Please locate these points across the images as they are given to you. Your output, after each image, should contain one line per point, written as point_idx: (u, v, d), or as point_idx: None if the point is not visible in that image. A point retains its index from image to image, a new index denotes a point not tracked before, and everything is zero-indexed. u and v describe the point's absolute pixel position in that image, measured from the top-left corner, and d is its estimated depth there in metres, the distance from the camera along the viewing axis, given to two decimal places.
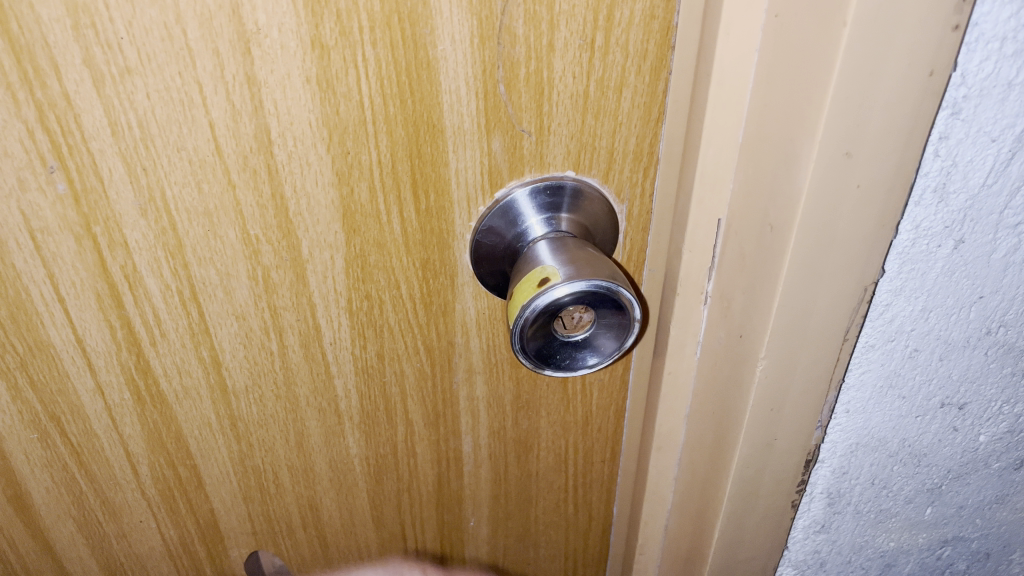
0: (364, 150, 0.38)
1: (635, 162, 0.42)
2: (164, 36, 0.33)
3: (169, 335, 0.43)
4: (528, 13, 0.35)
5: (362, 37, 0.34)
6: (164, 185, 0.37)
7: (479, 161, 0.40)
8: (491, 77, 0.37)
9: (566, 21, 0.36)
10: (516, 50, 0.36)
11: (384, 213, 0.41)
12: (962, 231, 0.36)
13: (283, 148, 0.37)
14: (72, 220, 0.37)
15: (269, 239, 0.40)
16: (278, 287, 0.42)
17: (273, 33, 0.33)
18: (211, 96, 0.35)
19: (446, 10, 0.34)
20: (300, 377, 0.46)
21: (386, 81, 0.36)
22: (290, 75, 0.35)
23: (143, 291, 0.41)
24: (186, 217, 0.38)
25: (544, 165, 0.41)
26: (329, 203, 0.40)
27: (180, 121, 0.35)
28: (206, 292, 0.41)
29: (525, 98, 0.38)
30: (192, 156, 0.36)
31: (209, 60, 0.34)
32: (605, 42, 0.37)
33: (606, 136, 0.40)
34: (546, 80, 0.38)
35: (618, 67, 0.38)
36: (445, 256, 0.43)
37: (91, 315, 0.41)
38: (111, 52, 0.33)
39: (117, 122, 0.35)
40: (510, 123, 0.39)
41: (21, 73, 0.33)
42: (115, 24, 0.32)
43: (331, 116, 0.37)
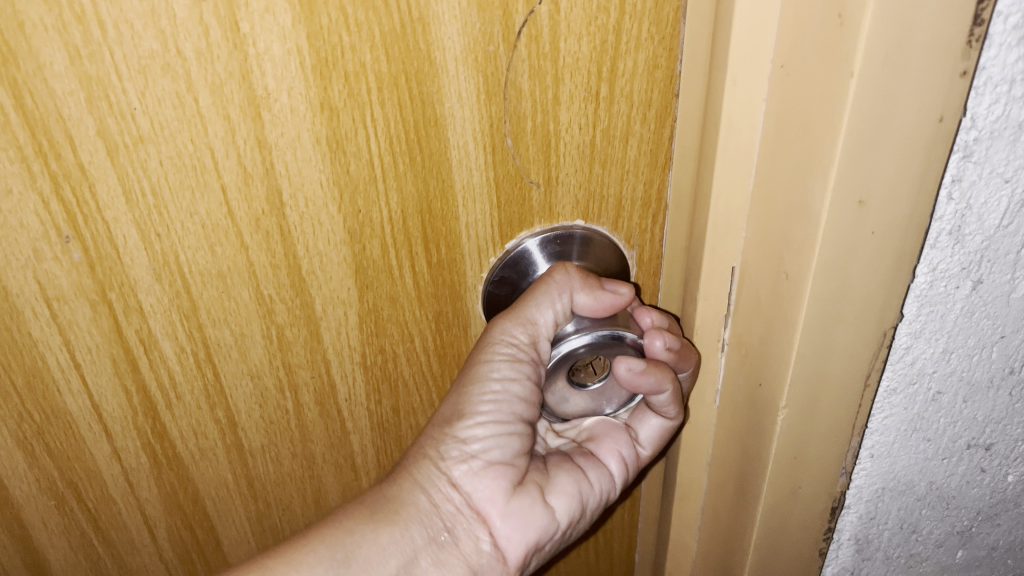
0: (375, 207, 0.38)
1: (644, 208, 0.42)
2: (176, 104, 0.33)
3: (185, 398, 0.43)
4: (533, 68, 0.36)
5: (370, 97, 0.35)
6: (178, 250, 0.37)
7: (488, 214, 0.40)
8: (498, 132, 0.38)
9: (569, 74, 0.36)
10: (522, 105, 0.37)
11: (396, 268, 0.41)
12: (981, 272, 0.35)
13: (295, 209, 0.38)
14: (87, 287, 0.37)
15: (283, 298, 0.40)
16: (292, 345, 0.42)
17: (283, 97, 0.34)
18: (223, 160, 0.35)
19: (452, 69, 0.35)
20: (316, 433, 0.46)
21: (395, 139, 0.37)
22: (301, 137, 0.35)
23: (158, 355, 0.40)
24: (200, 280, 0.39)
25: (553, 215, 0.41)
26: (341, 260, 0.40)
27: (192, 187, 0.36)
28: (221, 353, 0.41)
29: (533, 149, 0.38)
30: (205, 219, 0.37)
31: (220, 126, 0.34)
32: (610, 92, 0.37)
33: (614, 184, 0.41)
34: (552, 131, 0.38)
35: (623, 116, 0.38)
36: (457, 307, 0.43)
37: (107, 380, 0.41)
38: (124, 122, 0.33)
39: (131, 190, 0.35)
40: (518, 175, 0.39)
41: (36, 145, 0.33)
42: (128, 95, 0.33)
43: (341, 175, 0.37)
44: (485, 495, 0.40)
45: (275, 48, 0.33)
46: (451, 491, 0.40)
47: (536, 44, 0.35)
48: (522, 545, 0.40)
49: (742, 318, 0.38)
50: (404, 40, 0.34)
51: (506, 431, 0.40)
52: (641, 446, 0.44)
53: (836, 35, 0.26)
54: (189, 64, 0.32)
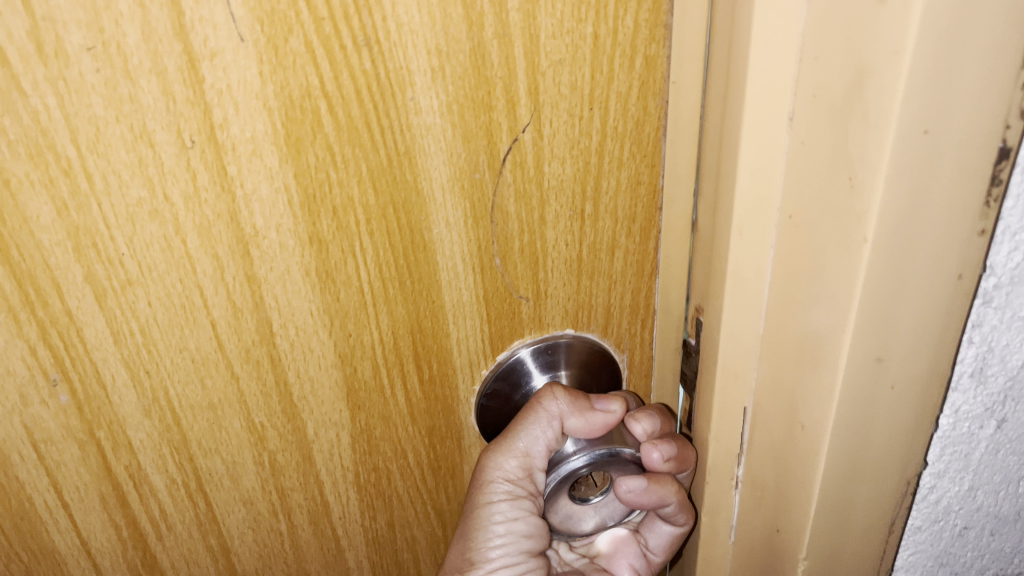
0: (365, 330, 0.38)
1: (632, 314, 0.42)
2: (164, 247, 0.33)
3: (176, 527, 0.42)
4: (519, 191, 0.36)
5: (358, 228, 0.35)
6: (167, 385, 0.37)
7: (479, 330, 0.40)
8: (485, 252, 0.38)
9: (555, 195, 0.37)
10: (508, 226, 0.37)
11: (388, 388, 0.41)
12: (1003, 412, 0.36)
13: (285, 337, 0.37)
14: (75, 426, 0.37)
15: (274, 424, 0.40)
16: (284, 469, 0.42)
17: (271, 233, 0.34)
18: (212, 297, 0.35)
19: (439, 196, 0.35)
20: (310, 552, 0.46)
21: (384, 265, 0.37)
22: (290, 270, 0.35)
23: (148, 488, 0.40)
24: (190, 413, 0.38)
25: (544, 327, 0.41)
26: (333, 383, 0.39)
27: (181, 324, 0.35)
28: (213, 482, 0.41)
29: (521, 266, 0.39)
30: (195, 355, 0.36)
31: (209, 264, 0.34)
32: (594, 210, 0.38)
33: (602, 295, 0.41)
34: (539, 248, 0.38)
35: (608, 231, 0.39)
36: (449, 419, 0.43)
37: (96, 517, 0.40)
38: (112, 267, 0.33)
39: (118, 332, 0.35)
40: (507, 291, 0.39)
41: (22, 296, 0.33)
42: (116, 241, 0.33)
43: (332, 304, 0.37)
44: None
45: (262, 188, 0.33)
46: None
47: (521, 169, 0.36)
48: None
49: (753, 450, 0.37)
50: (390, 172, 0.34)
51: (519, 564, 0.43)
52: (651, 553, 0.47)
53: (850, 202, 0.27)
54: (176, 209, 0.32)
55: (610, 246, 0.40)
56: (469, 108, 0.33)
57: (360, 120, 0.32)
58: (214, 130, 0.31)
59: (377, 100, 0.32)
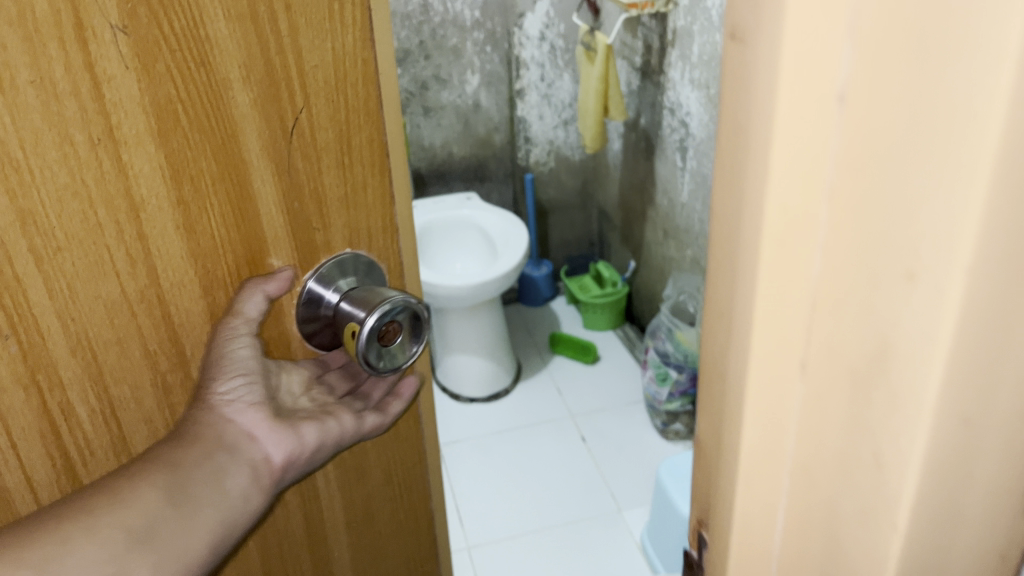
0: (221, 268, 0.46)
1: (384, 230, 0.51)
2: (84, 217, 0.41)
3: (99, 454, 0.47)
4: (309, 137, 0.46)
5: (209, 185, 0.44)
6: (87, 329, 0.44)
7: (291, 257, 0.49)
8: (297, 196, 0.47)
9: (332, 137, 0.46)
10: (302, 165, 0.46)
11: (235, 313, 0.48)
12: None
13: (167, 280, 0.45)
14: (19, 372, 0.43)
15: (164, 354, 0.47)
16: (177, 395, 0.48)
17: (153, 199, 0.43)
18: (121, 258, 0.43)
19: (255, 150, 0.44)
20: None
21: (231, 213, 0.45)
22: (169, 228, 0.44)
23: (77, 420, 0.46)
24: (104, 349, 0.45)
25: (331, 247, 0.50)
26: (202, 314, 0.47)
27: (96, 274, 0.43)
28: (124, 407, 0.47)
29: (314, 202, 0.48)
30: (105, 300, 0.44)
31: (110, 225, 0.42)
32: (351, 147, 0.48)
33: (364, 218, 0.50)
34: (311, 190, 0.47)
35: (366, 159, 0.48)
36: (280, 333, 0.50)
37: (39, 454, 0.45)
38: (46, 236, 0.40)
39: (52, 288, 0.42)
40: (307, 223, 0.48)
41: None
42: (52, 218, 0.40)
43: (200, 245, 0.45)
44: (257, 433, 0.48)
45: (145, 167, 0.42)
46: (240, 431, 0.47)
47: (307, 120, 0.45)
48: (287, 454, 0.49)
49: (784, 538, 0.35)
50: (222, 146, 0.43)
51: (253, 392, 0.48)
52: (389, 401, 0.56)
53: (890, 318, 0.27)
54: (91, 184, 0.40)
55: (363, 184, 0.49)
56: (265, 88, 0.43)
57: (205, 105, 0.42)
58: (103, 123, 0.39)
59: (195, 79, 0.41)
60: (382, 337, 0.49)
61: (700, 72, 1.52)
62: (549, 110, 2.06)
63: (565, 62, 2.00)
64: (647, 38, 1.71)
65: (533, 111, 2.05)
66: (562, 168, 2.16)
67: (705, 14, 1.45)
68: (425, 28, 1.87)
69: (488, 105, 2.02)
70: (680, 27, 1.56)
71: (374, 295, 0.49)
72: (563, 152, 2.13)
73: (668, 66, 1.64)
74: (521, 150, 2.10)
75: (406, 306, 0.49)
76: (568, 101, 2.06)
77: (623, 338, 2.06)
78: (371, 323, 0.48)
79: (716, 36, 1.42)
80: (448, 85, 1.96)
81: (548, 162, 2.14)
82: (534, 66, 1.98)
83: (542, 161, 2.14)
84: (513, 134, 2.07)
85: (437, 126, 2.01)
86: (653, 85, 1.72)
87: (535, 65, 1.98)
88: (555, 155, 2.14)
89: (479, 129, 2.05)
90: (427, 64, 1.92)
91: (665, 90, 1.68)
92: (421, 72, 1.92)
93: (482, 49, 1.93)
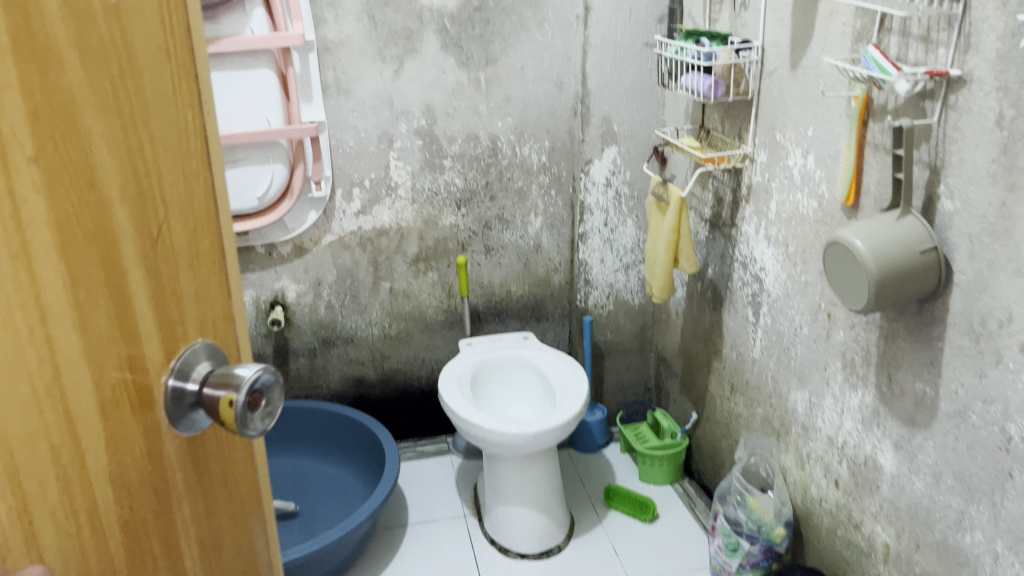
0: (115, 368, 0.45)
1: (220, 320, 0.53)
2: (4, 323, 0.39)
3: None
4: (173, 230, 0.48)
5: (108, 281, 0.44)
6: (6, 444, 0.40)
7: (158, 351, 0.48)
8: (166, 289, 0.48)
9: (187, 230, 0.49)
10: (171, 257, 0.48)
11: (117, 415, 0.46)
12: None
13: (73, 386, 0.43)
14: None
15: (67, 466, 0.44)
16: (84, 509, 0.45)
17: (64, 300, 0.41)
18: (32, 370, 0.41)
19: (143, 241, 0.46)
20: None
21: (125, 311, 0.45)
22: (78, 330, 0.43)
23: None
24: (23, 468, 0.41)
25: (178, 344, 0.49)
26: (99, 419, 0.45)
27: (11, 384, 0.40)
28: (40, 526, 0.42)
29: (176, 293, 0.49)
30: (22, 412, 0.41)
31: (27, 333, 0.40)
32: (197, 236, 0.50)
33: (205, 310, 0.52)
34: (171, 288, 0.48)
35: (206, 249, 0.51)
36: (146, 437, 0.48)
37: None
38: None
39: None
40: (171, 317, 0.48)
41: None
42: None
43: (97, 347, 0.44)
44: None
45: (57, 274, 0.41)
46: None
47: (172, 205, 0.47)
48: None
49: None
50: (114, 252, 0.44)
51: None
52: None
53: None
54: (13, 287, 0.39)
55: (204, 277, 0.51)
56: (138, 200, 0.45)
57: (99, 219, 0.42)
58: (20, 243, 0.39)
59: (92, 172, 0.42)
60: (253, 406, 0.51)
61: (777, 229, 1.48)
62: (611, 254, 2.01)
63: (628, 209, 1.97)
64: (717, 190, 1.69)
65: (595, 255, 2.00)
66: (623, 314, 2.08)
67: (784, 174, 1.43)
68: (492, 169, 1.90)
69: (549, 246, 2.01)
70: (755, 183, 1.54)
71: (231, 367, 0.51)
72: (622, 296, 2.06)
73: (740, 218, 1.61)
74: (580, 293, 2.04)
75: (267, 374, 0.52)
76: (631, 247, 2.01)
77: (682, 497, 1.91)
78: (250, 385, 0.50)
79: (798, 196, 1.39)
80: (510, 226, 1.97)
81: (607, 304, 2.06)
82: (598, 211, 1.96)
83: (601, 303, 2.06)
84: (573, 276, 2.04)
85: (497, 265, 2.01)
86: (722, 237, 1.68)
87: (598, 210, 1.96)
88: (615, 298, 2.06)
89: (539, 270, 2.03)
90: (492, 204, 1.94)
91: (735, 242, 1.64)
92: (485, 211, 1.94)
93: (547, 193, 1.95)
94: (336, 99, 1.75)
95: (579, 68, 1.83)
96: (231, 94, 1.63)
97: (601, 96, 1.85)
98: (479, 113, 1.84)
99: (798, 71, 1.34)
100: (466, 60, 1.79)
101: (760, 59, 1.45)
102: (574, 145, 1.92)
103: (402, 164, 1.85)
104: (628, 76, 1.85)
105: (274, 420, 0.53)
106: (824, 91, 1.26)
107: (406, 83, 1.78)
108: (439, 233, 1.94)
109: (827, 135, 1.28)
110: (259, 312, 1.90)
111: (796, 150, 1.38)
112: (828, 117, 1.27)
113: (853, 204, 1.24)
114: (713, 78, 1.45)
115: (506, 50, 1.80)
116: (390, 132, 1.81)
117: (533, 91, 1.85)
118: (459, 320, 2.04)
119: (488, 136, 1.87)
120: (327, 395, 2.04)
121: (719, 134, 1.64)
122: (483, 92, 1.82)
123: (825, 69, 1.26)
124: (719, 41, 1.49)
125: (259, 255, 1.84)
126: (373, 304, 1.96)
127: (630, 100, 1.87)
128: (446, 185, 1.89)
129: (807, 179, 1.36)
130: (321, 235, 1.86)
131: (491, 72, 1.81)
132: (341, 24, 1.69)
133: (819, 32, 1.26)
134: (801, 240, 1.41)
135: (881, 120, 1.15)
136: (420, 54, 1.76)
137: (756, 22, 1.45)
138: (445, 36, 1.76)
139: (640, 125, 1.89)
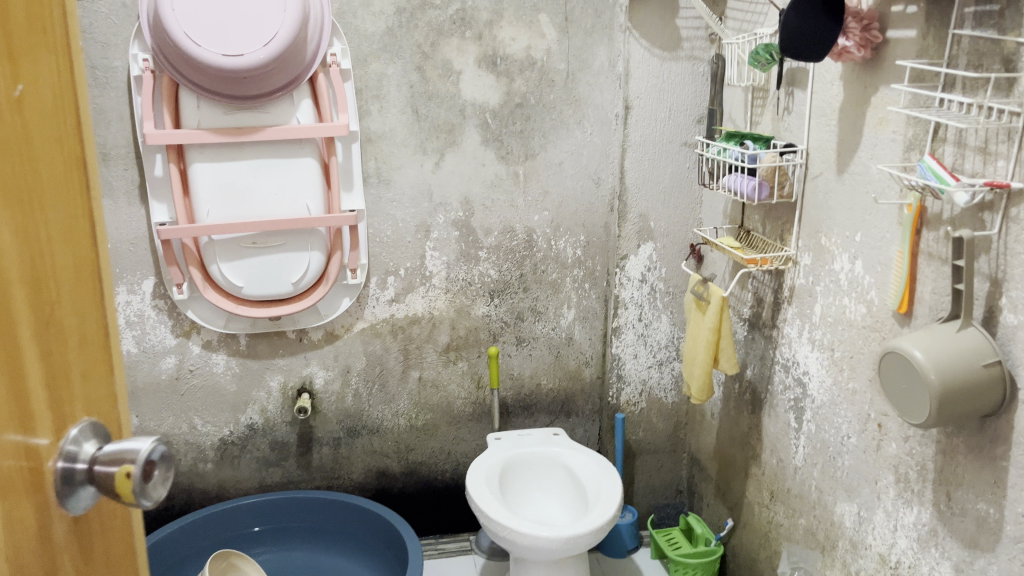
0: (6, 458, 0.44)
1: (108, 400, 0.54)
2: None
3: None
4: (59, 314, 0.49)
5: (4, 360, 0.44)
6: None
7: (49, 434, 0.48)
8: (52, 369, 0.48)
9: (77, 311, 0.51)
10: (56, 335, 0.48)
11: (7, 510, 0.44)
12: None
13: None
14: None
15: None
16: None
17: None
18: None
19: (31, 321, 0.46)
20: None
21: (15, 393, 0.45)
22: None
23: None
24: None
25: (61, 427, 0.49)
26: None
27: None
28: None
29: (61, 371, 0.49)
30: None
31: None
32: (84, 315, 0.51)
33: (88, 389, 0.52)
34: (62, 368, 0.49)
35: (92, 328, 0.52)
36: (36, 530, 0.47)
37: None
38: None
39: None
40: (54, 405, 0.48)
41: None
42: None
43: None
44: None
45: None
46: None
47: (54, 290, 0.48)
48: None
49: None
50: (10, 333, 0.44)
51: None
52: None
53: None
54: None
55: (91, 357, 0.52)
56: (32, 281, 0.46)
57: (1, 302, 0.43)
58: None
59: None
60: (149, 477, 0.51)
61: (822, 333, 1.44)
62: (645, 349, 1.98)
63: (662, 305, 1.95)
64: (757, 290, 1.66)
65: (628, 349, 1.98)
66: (655, 412, 2.04)
67: (830, 277, 1.40)
68: (527, 261, 1.89)
69: (581, 340, 1.97)
70: (798, 285, 1.51)
71: (121, 442, 0.51)
72: (655, 393, 2.02)
73: (781, 319, 1.58)
74: (612, 389, 2.00)
75: (160, 445, 0.52)
76: (665, 343, 1.98)
77: None
78: (145, 457, 0.50)
79: (846, 301, 1.36)
80: (543, 318, 1.94)
81: (639, 401, 2.02)
82: (632, 306, 1.94)
83: (633, 400, 2.02)
84: (604, 371, 2.00)
85: (528, 357, 1.96)
86: (763, 338, 1.65)
87: (633, 304, 1.94)
88: (648, 395, 2.02)
89: (570, 364, 1.99)
90: (525, 296, 1.92)
91: (776, 343, 1.60)
92: (518, 303, 1.92)
93: (581, 286, 1.93)
94: (375, 189, 1.76)
95: (617, 165, 1.85)
96: (273, 181, 1.64)
97: (638, 193, 1.86)
98: (516, 207, 1.85)
99: (844, 176, 1.33)
100: (506, 154, 1.80)
101: (805, 162, 1.44)
102: (609, 240, 1.91)
103: (437, 253, 1.85)
104: (666, 174, 1.86)
105: (170, 487, 0.53)
106: (874, 197, 1.25)
107: (446, 174, 1.79)
108: (471, 323, 1.91)
109: (877, 241, 1.26)
110: (285, 399, 1.87)
111: (842, 254, 1.36)
112: (877, 223, 1.26)
113: (905, 311, 1.21)
114: (757, 179, 1.44)
115: (545, 145, 1.81)
116: (428, 222, 1.82)
117: (570, 186, 1.85)
118: (487, 413, 1.99)
119: (524, 229, 1.87)
120: (349, 487, 1.97)
121: (760, 234, 1.63)
122: (521, 185, 1.83)
123: (875, 175, 1.25)
124: (762, 143, 1.50)
125: (290, 341, 1.82)
126: (400, 394, 1.93)
127: (667, 197, 1.87)
128: (480, 276, 1.88)
129: (855, 283, 1.33)
130: (352, 322, 1.85)
131: (529, 166, 1.82)
132: (385, 116, 1.72)
133: (867, 139, 1.26)
134: (848, 345, 1.37)
135: (937, 228, 1.14)
136: (461, 147, 1.78)
137: (801, 126, 1.46)
138: (486, 131, 1.78)
139: (676, 222, 1.90)
